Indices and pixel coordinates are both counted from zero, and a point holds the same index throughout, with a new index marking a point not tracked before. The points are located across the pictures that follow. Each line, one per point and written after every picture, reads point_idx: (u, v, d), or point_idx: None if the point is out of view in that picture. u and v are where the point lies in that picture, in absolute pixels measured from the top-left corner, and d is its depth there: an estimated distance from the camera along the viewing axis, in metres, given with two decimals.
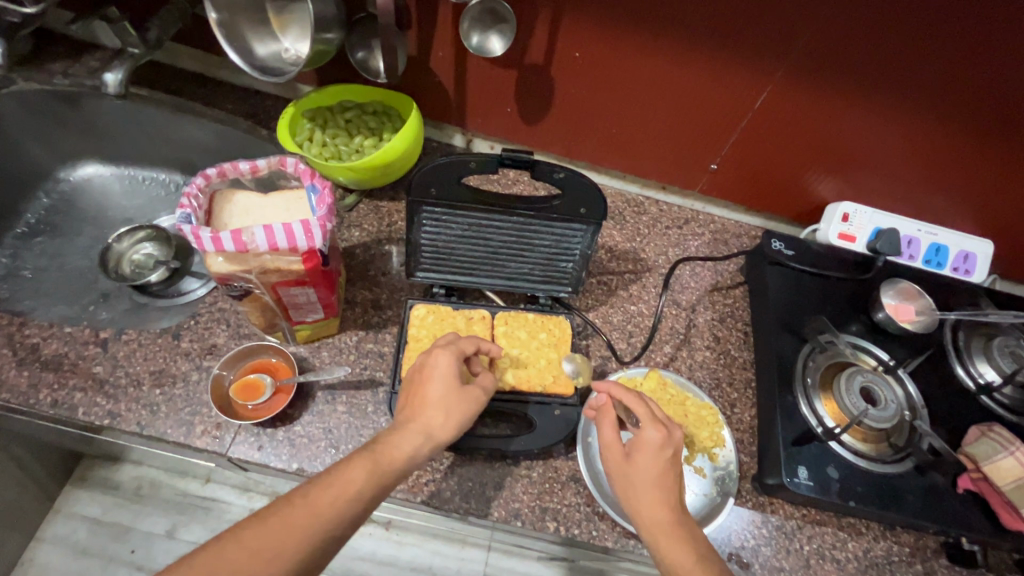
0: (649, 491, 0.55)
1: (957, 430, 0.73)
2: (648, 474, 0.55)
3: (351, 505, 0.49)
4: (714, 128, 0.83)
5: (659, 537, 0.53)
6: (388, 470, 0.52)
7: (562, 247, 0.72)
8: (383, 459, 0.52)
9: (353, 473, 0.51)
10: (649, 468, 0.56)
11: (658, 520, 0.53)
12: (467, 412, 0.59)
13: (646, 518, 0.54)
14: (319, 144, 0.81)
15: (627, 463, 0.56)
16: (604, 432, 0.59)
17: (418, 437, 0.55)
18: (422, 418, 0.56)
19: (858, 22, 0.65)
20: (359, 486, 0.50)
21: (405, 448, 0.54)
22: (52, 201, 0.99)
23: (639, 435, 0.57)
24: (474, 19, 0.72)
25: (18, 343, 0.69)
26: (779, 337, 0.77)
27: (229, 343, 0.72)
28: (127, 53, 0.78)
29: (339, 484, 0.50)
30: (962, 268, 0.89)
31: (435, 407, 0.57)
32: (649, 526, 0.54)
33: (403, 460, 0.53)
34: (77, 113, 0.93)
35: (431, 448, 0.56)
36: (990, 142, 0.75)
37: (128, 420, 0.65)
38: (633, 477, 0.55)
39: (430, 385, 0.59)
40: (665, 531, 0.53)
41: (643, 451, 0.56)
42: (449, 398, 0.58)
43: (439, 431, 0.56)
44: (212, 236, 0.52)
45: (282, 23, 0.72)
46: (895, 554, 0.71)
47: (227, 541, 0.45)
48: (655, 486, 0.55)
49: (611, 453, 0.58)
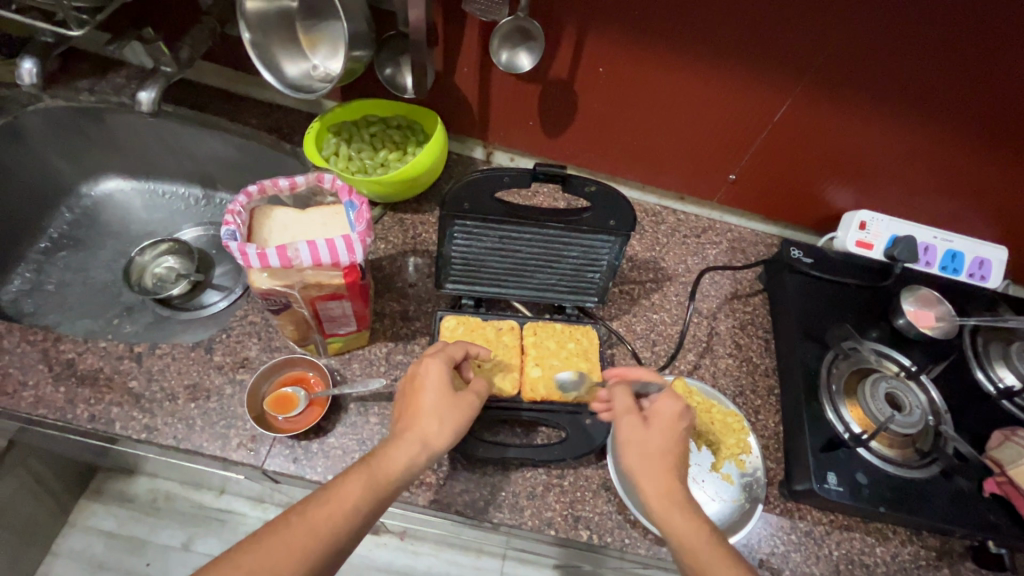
0: (656, 451, 0.59)
1: (980, 434, 0.74)
2: (659, 438, 0.60)
3: (347, 519, 0.50)
4: (733, 140, 0.85)
5: (665, 500, 0.56)
6: (384, 482, 0.53)
7: (589, 258, 0.73)
8: (380, 471, 0.53)
9: (351, 487, 0.52)
10: (664, 434, 0.60)
11: (667, 485, 0.56)
12: (461, 419, 0.59)
13: (650, 479, 0.57)
14: (344, 157, 0.83)
15: (644, 426, 0.61)
16: (621, 396, 0.63)
17: (414, 447, 0.56)
18: (416, 428, 0.57)
19: (877, 35, 0.67)
20: (355, 501, 0.51)
21: (400, 459, 0.55)
22: (75, 215, 1.01)
23: (657, 402, 0.62)
24: (504, 36, 0.74)
25: (54, 358, 0.69)
26: (802, 344, 0.78)
27: (261, 356, 0.73)
28: (160, 73, 0.79)
29: (334, 500, 0.51)
30: (977, 274, 0.89)
31: (429, 417, 0.58)
32: (656, 489, 0.56)
33: (400, 471, 0.54)
34: (101, 128, 0.94)
35: (427, 456, 0.56)
36: (1005, 151, 0.76)
37: (165, 434, 0.66)
38: (647, 438, 0.59)
39: (423, 394, 0.59)
40: (672, 496, 0.56)
41: (661, 418, 0.61)
42: (442, 405, 0.59)
43: (435, 440, 0.57)
44: (258, 252, 0.53)
45: (310, 41, 0.73)
46: (922, 559, 0.72)
47: (224, 567, 0.46)
48: (665, 444, 0.59)
49: (626, 416, 0.62)
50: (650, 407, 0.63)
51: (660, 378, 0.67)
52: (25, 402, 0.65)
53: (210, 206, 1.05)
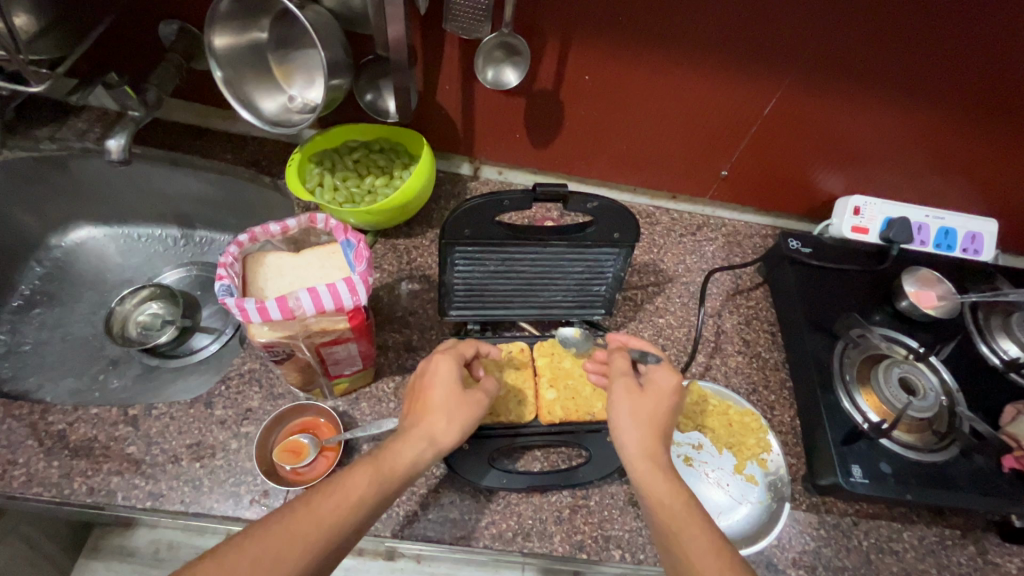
0: (644, 418, 0.57)
1: (992, 410, 0.75)
2: (650, 405, 0.58)
3: (352, 513, 0.48)
4: (724, 136, 0.84)
5: (643, 467, 0.55)
6: (390, 478, 0.51)
7: (594, 271, 0.72)
8: (385, 465, 0.52)
9: (355, 480, 0.50)
10: (660, 402, 0.58)
11: (652, 448, 0.56)
12: (470, 417, 0.58)
13: (635, 445, 0.56)
14: (331, 188, 0.80)
15: (637, 392, 0.59)
16: (619, 361, 0.62)
17: (421, 442, 0.54)
18: (424, 423, 0.56)
19: (865, 26, 0.66)
20: (360, 493, 0.49)
21: (407, 454, 0.53)
22: (46, 269, 0.95)
23: (651, 371, 0.60)
24: (488, 54, 0.72)
25: (43, 431, 0.65)
26: (811, 336, 0.78)
27: (264, 406, 0.69)
28: (127, 117, 0.75)
29: (340, 492, 0.49)
30: (971, 248, 0.90)
31: (438, 413, 0.56)
32: (637, 454, 0.55)
33: (406, 467, 0.52)
34: (67, 177, 0.89)
35: (433, 452, 0.55)
36: (991, 128, 0.77)
37: (172, 499, 0.62)
38: (641, 405, 0.58)
39: (433, 390, 0.58)
40: (655, 461, 0.55)
41: (657, 386, 0.59)
42: (451, 403, 0.57)
43: (442, 437, 0.55)
44: (257, 307, 0.50)
45: (285, 73, 0.70)
46: (948, 538, 0.72)
47: (227, 551, 0.44)
48: (654, 412, 0.58)
49: (619, 380, 0.60)
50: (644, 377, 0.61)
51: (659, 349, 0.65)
52: (16, 483, 0.61)
53: (189, 246, 1.00)
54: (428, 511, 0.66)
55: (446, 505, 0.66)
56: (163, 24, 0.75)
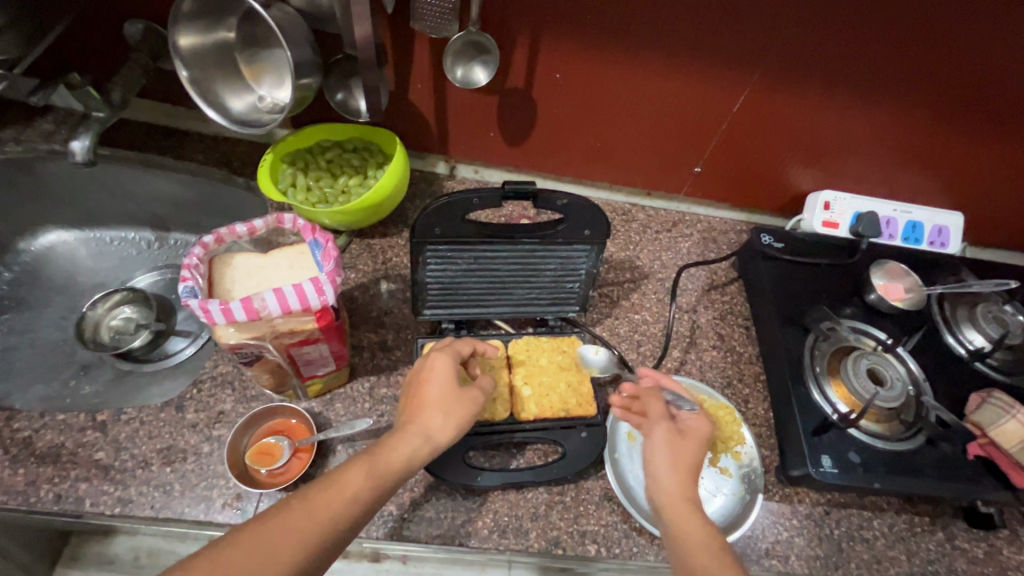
0: (678, 462, 0.58)
1: (959, 399, 0.77)
2: (691, 451, 0.59)
3: (348, 508, 0.48)
4: (697, 132, 0.85)
5: (677, 505, 0.55)
6: (386, 473, 0.51)
7: (567, 268, 0.72)
8: (382, 461, 0.51)
9: (352, 476, 0.50)
10: (698, 446, 0.59)
11: (684, 490, 0.56)
12: (465, 413, 0.58)
13: (670, 484, 0.57)
14: (304, 189, 0.79)
15: (679, 437, 0.59)
16: (655, 403, 0.63)
17: (417, 438, 0.54)
18: (420, 420, 0.56)
19: (827, 24, 0.67)
20: (356, 488, 0.49)
21: (404, 450, 0.53)
22: (14, 273, 0.93)
23: (692, 420, 0.61)
24: (456, 53, 0.72)
25: (8, 438, 0.64)
26: (782, 329, 0.79)
27: (237, 408, 0.69)
28: (91, 118, 0.73)
29: (336, 486, 0.49)
30: (938, 242, 0.92)
31: (433, 409, 0.56)
32: (671, 493, 0.56)
33: (403, 462, 0.52)
34: (34, 179, 0.88)
35: (430, 449, 0.54)
36: (953, 123, 0.79)
37: (141, 505, 0.62)
38: (679, 449, 0.58)
39: (428, 386, 0.58)
40: (690, 502, 0.56)
41: (696, 433, 0.60)
42: (447, 398, 0.58)
43: (438, 433, 0.55)
44: (221, 308, 0.50)
45: (254, 72, 0.70)
46: (917, 525, 0.74)
47: (225, 547, 0.44)
48: (692, 459, 0.58)
49: (659, 420, 0.61)
50: (681, 421, 0.62)
51: (692, 396, 0.66)
52: None
53: (163, 248, 0.99)
54: (404, 510, 0.66)
55: (422, 505, 0.66)
56: (128, 23, 0.73)
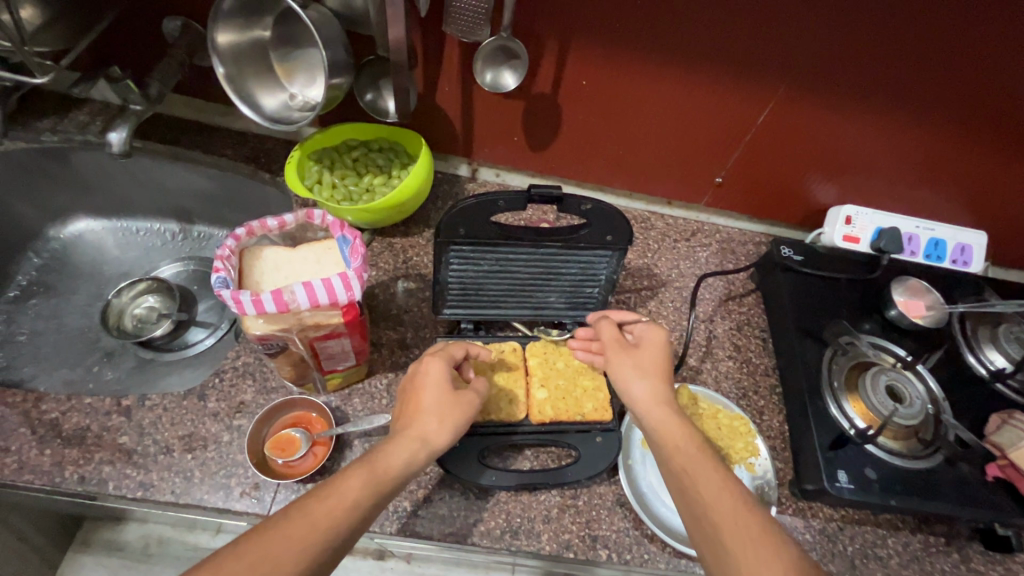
0: (643, 368, 0.61)
1: (978, 420, 0.76)
2: (651, 357, 0.62)
3: (347, 515, 0.48)
4: (718, 143, 0.85)
5: (653, 408, 0.58)
6: (384, 479, 0.51)
7: (587, 273, 0.73)
8: (379, 467, 0.52)
9: (350, 483, 0.50)
10: (654, 353, 0.62)
11: (654, 394, 0.59)
12: (460, 418, 0.58)
13: (641, 390, 0.59)
14: (329, 186, 0.81)
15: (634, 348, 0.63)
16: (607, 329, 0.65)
17: (414, 443, 0.55)
18: (416, 425, 0.56)
19: (851, 41, 0.68)
20: (354, 496, 0.49)
21: (400, 456, 0.53)
22: (43, 259, 0.96)
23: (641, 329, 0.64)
24: (486, 57, 0.74)
25: (36, 419, 0.66)
26: (800, 342, 0.79)
27: (258, 399, 0.70)
28: (129, 111, 0.75)
29: (334, 494, 0.48)
30: (960, 260, 0.91)
31: (429, 414, 0.57)
32: (646, 399, 0.59)
33: (400, 467, 0.53)
34: (68, 169, 0.90)
35: (426, 454, 0.55)
36: (978, 142, 0.79)
37: (162, 489, 0.63)
38: (636, 358, 0.62)
39: (424, 392, 0.59)
40: (666, 401, 0.59)
41: (648, 341, 0.63)
42: (441, 403, 0.58)
43: (434, 438, 0.56)
44: (252, 299, 0.51)
45: (287, 70, 0.71)
46: (932, 545, 0.73)
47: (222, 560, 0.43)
48: (656, 360, 0.62)
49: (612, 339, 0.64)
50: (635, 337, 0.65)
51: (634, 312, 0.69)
52: (8, 470, 0.62)
53: (187, 240, 1.01)
54: (418, 507, 0.66)
55: (435, 502, 0.67)
56: (168, 21, 0.76)
